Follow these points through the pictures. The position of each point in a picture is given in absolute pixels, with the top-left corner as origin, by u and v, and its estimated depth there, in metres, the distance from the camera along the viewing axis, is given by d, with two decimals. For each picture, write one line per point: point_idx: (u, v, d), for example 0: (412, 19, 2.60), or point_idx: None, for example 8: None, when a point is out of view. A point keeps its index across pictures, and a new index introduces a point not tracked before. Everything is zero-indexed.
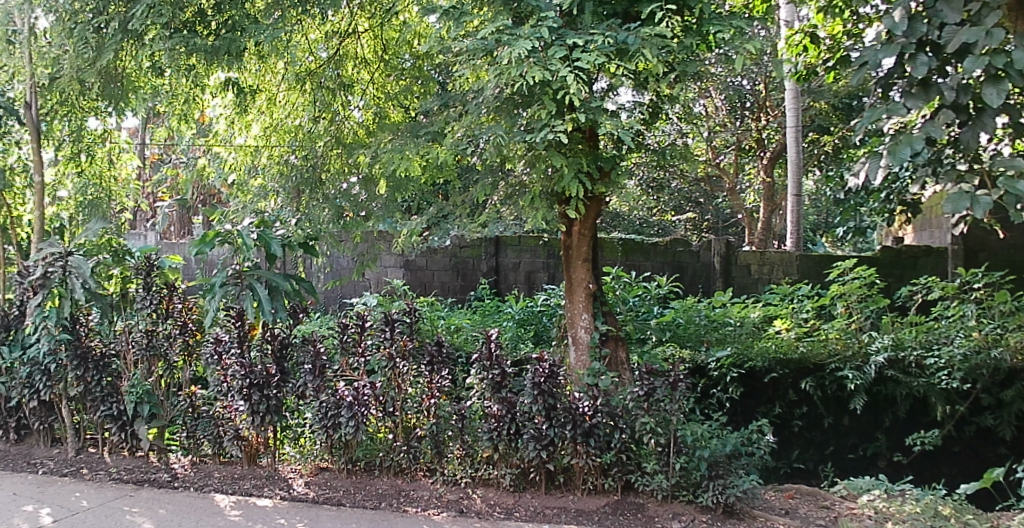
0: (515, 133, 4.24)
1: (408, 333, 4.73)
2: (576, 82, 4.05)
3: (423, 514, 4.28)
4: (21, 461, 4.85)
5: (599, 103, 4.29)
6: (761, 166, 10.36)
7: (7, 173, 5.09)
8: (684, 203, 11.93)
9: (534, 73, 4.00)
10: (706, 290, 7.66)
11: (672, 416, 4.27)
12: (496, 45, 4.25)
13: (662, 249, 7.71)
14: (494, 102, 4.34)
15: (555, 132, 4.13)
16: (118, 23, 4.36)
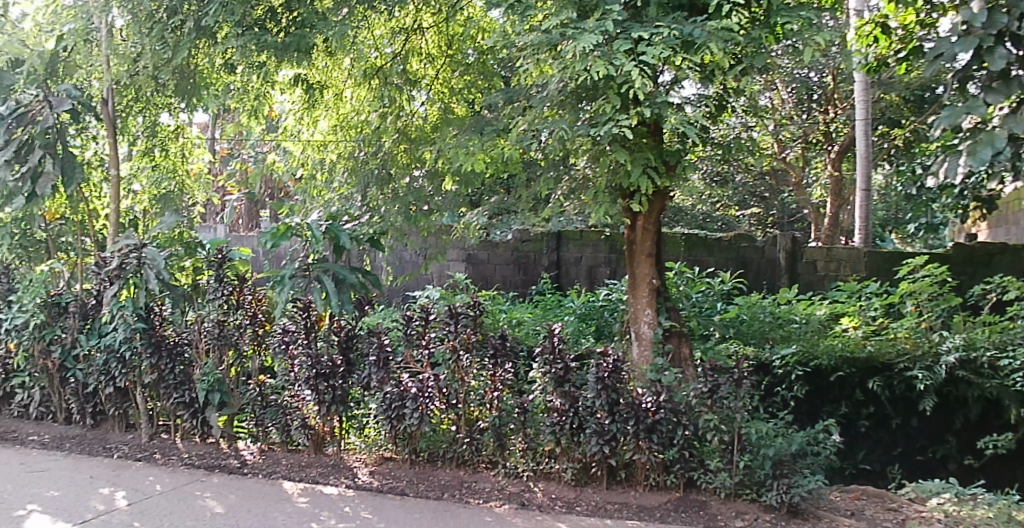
0: (579, 127, 4.23)
1: (472, 327, 4.75)
2: (641, 76, 4.01)
3: (485, 505, 4.32)
4: (98, 445, 5.02)
5: (665, 97, 4.28)
6: (828, 161, 10.04)
7: (84, 167, 5.21)
8: (748, 198, 11.43)
9: (598, 67, 3.97)
10: (771, 286, 7.59)
11: (736, 414, 4.27)
12: (561, 39, 4.23)
13: (726, 244, 7.68)
14: (558, 96, 4.33)
15: (619, 127, 4.11)
16: (193, 21, 4.52)
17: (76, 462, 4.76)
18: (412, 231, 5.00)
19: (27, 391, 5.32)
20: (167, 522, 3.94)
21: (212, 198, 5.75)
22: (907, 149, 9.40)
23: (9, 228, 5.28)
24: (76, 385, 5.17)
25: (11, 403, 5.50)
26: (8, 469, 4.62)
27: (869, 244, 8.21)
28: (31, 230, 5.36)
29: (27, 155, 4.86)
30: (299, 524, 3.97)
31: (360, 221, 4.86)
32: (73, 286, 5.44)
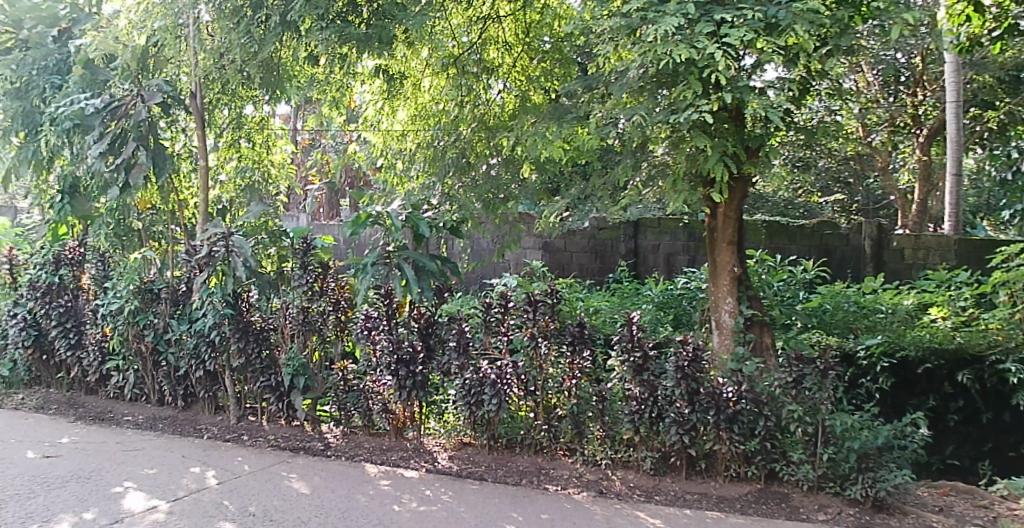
0: (658, 114, 4.16)
1: (550, 314, 4.75)
2: (724, 58, 3.90)
3: (564, 492, 4.34)
4: (189, 426, 5.22)
5: (747, 81, 4.17)
6: (916, 145, 9.62)
7: (175, 158, 5.41)
8: (833, 184, 10.91)
9: (682, 50, 3.88)
10: (855, 275, 7.45)
11: (821, 405, 4.15)
12: (641, 23, 4.17)
13: (808, 232, 7.54)
14: (638, 82, 4.27)
15: (700, 113, 4.01)
16: (278, 16, 4.60)
17: (168, 442, 4.97)
18: (487, 220, 5.06)
19: (122, 373, 5.54)
20: (256, 502, 4.10)
21: (295, 186, 5.84)
22: (1003, 133, 9.04)
23: (108, 218, 5.61)
24: (168, 368, 5.38)
25: (107, 384, 5.75)
26: (107, 448, 4.86)
27: (960, 231, 7.93)
28: (127, 219, 5.63)
29: (121, 147, 5.06)
30: (382, 505, 4.07)
31: (439, 209, 4.87)
32: (163, 273, 5.63)
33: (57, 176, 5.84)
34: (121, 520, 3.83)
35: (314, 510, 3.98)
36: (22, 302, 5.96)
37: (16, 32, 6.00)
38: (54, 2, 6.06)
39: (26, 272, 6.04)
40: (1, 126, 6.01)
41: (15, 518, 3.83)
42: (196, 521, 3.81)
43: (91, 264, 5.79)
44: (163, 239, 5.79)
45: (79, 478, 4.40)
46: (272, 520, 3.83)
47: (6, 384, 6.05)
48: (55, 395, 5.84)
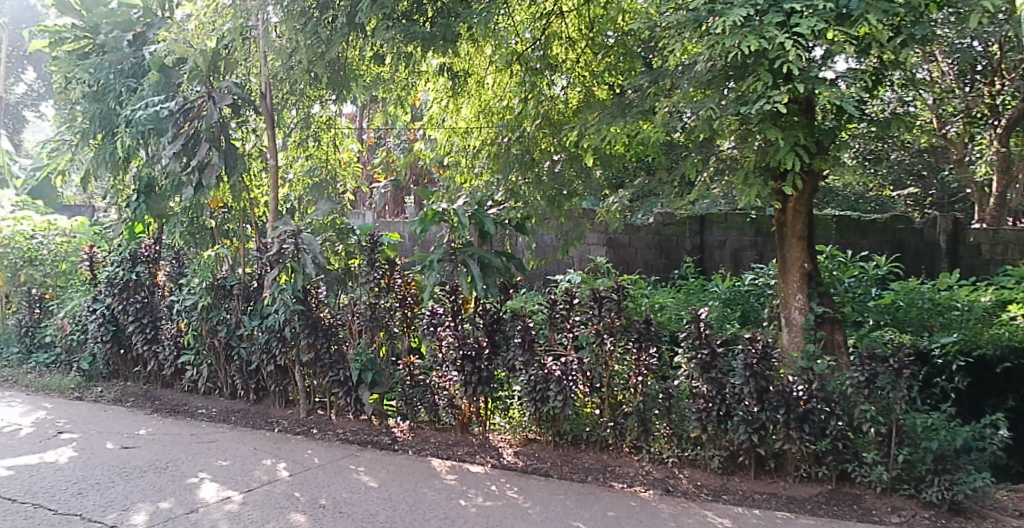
0: (728, 106, 4.07)
1: (616, 311, 4.71)
2: (795, 48, 3.80)
3: (631, 490, 4.32)
4: (260, 419, 5.34)
5: (818, 72, 4.04)
6: (994, 137, 8.99)
7: (245, 158, 5.54)
8: (904, 176, 10.41)
9: (751, 42, 3.80)
10: (929, 271, 7.33)
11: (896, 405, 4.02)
12: (709, 15, 4.09)
13: (882, 227, 7.36)
14: (707, 74, 4.20)
15: (772, 104, 3.87)
16: (345, 17, 4.65)
17: (241, 434, 5.10)
18: (551, 216, 5.09)
19: (196, 367, 5.71)
20: (325, 494, 4.17)
21: (362, 185, 5.91)
22: None
23: (182, 217, 5.70)
24: (241, 363, 5.51)
25: (182, 378, 5.92)
26: (181, 439, 5.01)
27: None
28: (200, 218, 5.72)
29: (194, 147, 5.25)
30: (448, 500, 4.10)
31: (504, 206, 4.97)
32: (235, 269, 5.75)
33: (132, 175, 5.96)
34: (197, 510, 3.94)
35: (382, 503, 4.04)
36: (100, 298, 6.19)
37: (95, 38, 6.27)
38: (129, 8, 6.22)
39: (105, 269, 6.27)
40: (81, 128, 6.26)
41: (96, 505, 3.98)
42: (268, 512, 3.90)
43: (167, 261, 6.04)
44: (234, 237, 5.89)
45: (156, 468, 4.54)
46: (340, 512, 3.89)
47: (87, 377, 6.31)
48: (132, 388, 6.04)
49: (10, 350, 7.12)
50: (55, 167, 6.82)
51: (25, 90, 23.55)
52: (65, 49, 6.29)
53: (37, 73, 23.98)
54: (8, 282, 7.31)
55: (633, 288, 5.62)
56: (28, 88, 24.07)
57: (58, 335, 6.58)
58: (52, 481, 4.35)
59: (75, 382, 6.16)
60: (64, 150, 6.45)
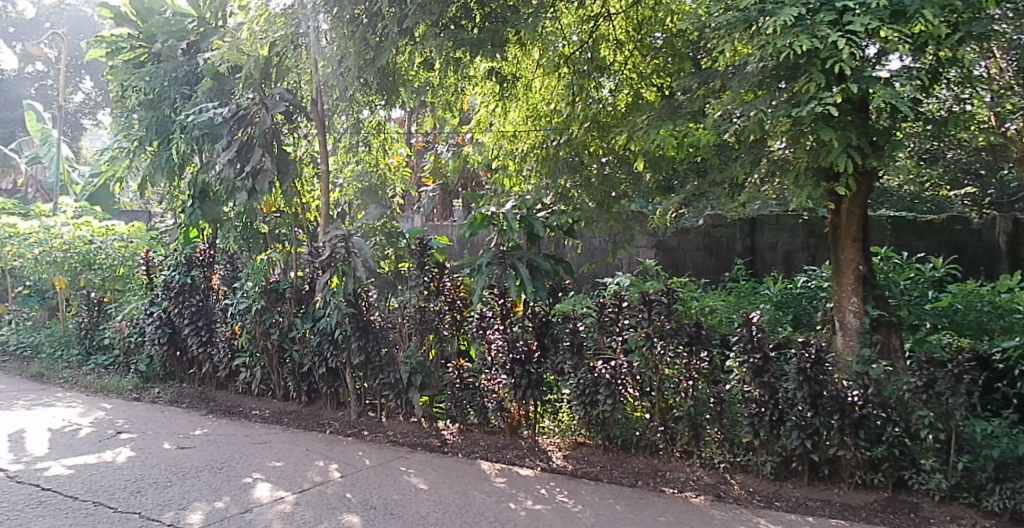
0: (781, 108, 4.01)
1: (666, 314, 4.68)
2: (848, 47, 3.68)
3: (681, 495, 4.28)
4: (312, 420, 5.42)
5: (872, 72, 3.95)
6: None
7: (298, 164, 5.65)
8: None
9: (803, 41, 3.71)
10: (988, 272, 7.22)
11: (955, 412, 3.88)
12: (759, 15, 4.02)
13: (938, 227, 7.35)
14: (758, 76, 4.13)
15: (823, 105, 3.81)
16: (395, 24, 4.71)
17: (293, 436, 5.17)
18: (600, 219, 5.12)
19: (250, 369, 5.81)
20: (377, 495, 4.21)
21: (410, 188, 5.91)
22: None
23: (236, 222, 5.97)
24: (293, 365, 5.60)
25: (236, 380, 6.05)
26: (235, 440, 5.11)
27: None
28: (253, 223, 5.80)
29: (248, 153, 5.36)
30: (498, 503, 4.11)
31: (553, 210, 5.01)
32: (287, 273, 5.83)
33: (187, 181, 6.25)
34: (251, 510, 4.00)
35: (432, 505, 4.06)
36: (157, 301, 6.35)
37: (150, 47, 6.41)
38: (183, 17, 6.37)
39: (162, 273, 6.43)
40: (137, 135, 6.42)
41: (154, 504, 4.06)
42: (321, 512, 3.95)
43: (221, 265, 6.14)
44: (286, 241, 6.00)
45: (212, 468, 4.63)
46: (391, 514, 3.92)
47: (144, 378, 6.49)
48: (188, 389, 6.18)
49: (71, 351, 7.36)
50: (113, 174, 7.02)
51: (82, 98, 24.30)
52: (122, 58, 6.46)
53: (94, 83, 24.80)
54: (69, 286, 7.56)
55: (682, 291, 5.57)
56: (84, 98, 24.88)
57: (116, 338, 6.78)
58: (112, 480, 4.46)
59: (134, 383, 6.33)
60: (122, 157, 6.67)
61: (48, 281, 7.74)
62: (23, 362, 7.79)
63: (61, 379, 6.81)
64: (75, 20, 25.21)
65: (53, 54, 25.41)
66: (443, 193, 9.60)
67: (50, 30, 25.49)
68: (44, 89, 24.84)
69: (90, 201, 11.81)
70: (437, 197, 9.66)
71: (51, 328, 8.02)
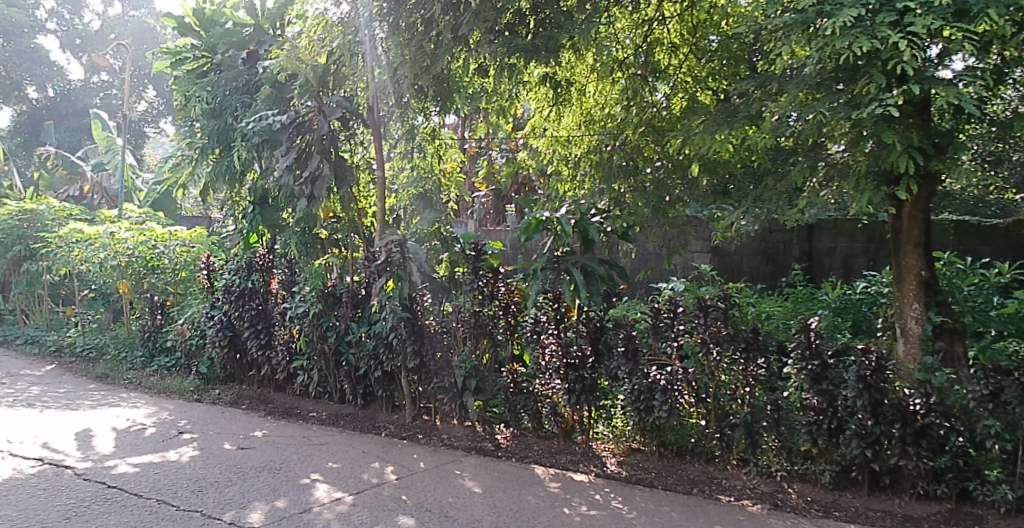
0: (840, 110, 3.87)
1: (722, 320, 4.63)
2: (911, 48, 3.53)
3: (738, 504, 4.23)
4: (368, 423, 5.52)
5: (934, 72, 3.72)
6: None
7: (355, 169, 5.81)
8: None
9: (863, 42, 3.60)
10: None
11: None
12: (817, 17, 3.92)
13: (1004, 232, 7.34)
14: (816, 78, 4.04)
15: (885, 107, 3.66)
16: (450, 31, 4.77)
17: (349, 438, 5.26)
18: (655, 223, 5.20)
19: (308, 372, 5.95)
20: (432, 498, 4.24)
21: (464, 193, 5.95)
22: None
23: (296, 228, 6.07)
24: (349, 369, 5.72)
25: (294, 383, 6.19)
26: (293, 441, 5.21)
27: None
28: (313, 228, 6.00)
29: (306, 160, 5.51)
30: (552, 508, 4.11)
31: (608, 214, 5.06)
32: (344, 277, 5.93)
33: (248, 188, 6.40)
34: (310, 510, 4.07)
35: (487, 509, 4.08)
36: (218, 305, 6.52)
37: (212, 57, 6.58)
38: (242, 27, 6.49)
39: (222, 277, 6.60)
40: (200, 143, 6.63)
41: (216, 503, 4.16)
42: (378, 513, 4.00)
43: (279, 269, 6.25)
44: (343, 246, 6.07)
45: (271, 469, 4.72)
46: (446, 517, 3.95)
47: (205, 380, 6.69)
48: (248, 392, 6.36)
49: (137, 353, 7.63)
50: (177, 180, 7.25)
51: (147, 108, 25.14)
52: (185, 68, 6.68)
53: (157, 92, 25.67)
54: (133, 289, 7.77)
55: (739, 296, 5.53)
56: (147, 107, 25.79)
57: (178, 340, 6.99)
58: (175, 478, 4.57)
59: (196, 385, 6.53)
60: (185, 164, 6.90)
61: (113, 285, 8.02)
62: (91, 363, 8.12)
63: (127, 379, 7.07)
64: (138, 31, 26.09)
65: (118, 64, 26.38)
66: (496, 199, 9.69)
67: (116, 41, 26.52)
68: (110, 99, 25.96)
69: (155, 207, 12.24)
70: (489, 202, 9.63)
71: (116, 330, 8.34)
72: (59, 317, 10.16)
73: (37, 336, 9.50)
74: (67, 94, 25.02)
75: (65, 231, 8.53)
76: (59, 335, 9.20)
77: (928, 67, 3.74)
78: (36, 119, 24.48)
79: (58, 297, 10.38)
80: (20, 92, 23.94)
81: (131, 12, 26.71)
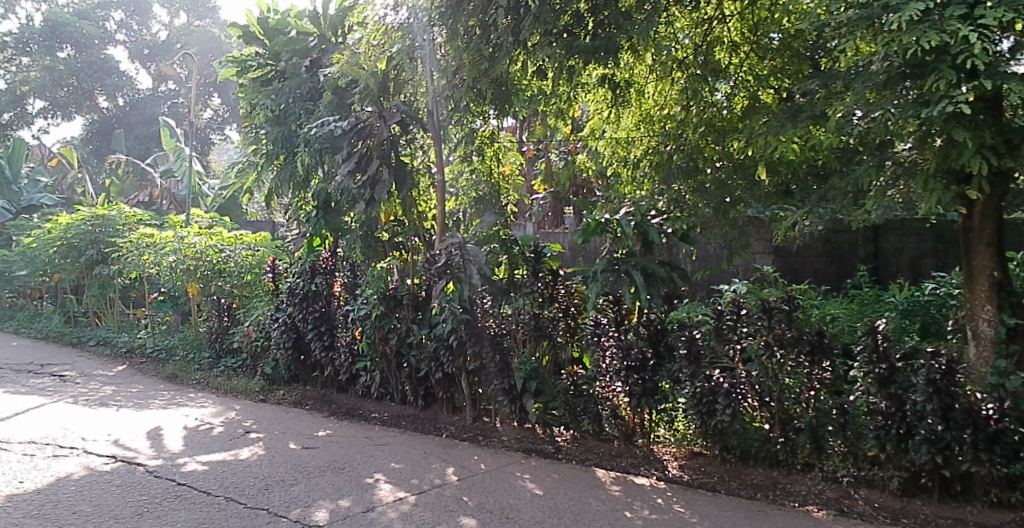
0: (908, 108, 3.64)
1: (787, 322, 4.48)
2: (981, 42, 3.30)
3: (803, 509, 4.08)
4: (430, 424, 5.63)
5: (1007, 67, 3.51)
6: None
7: (416, 173, 6.01)
8: None
9: (931, 37, 3.34)
10: None
11: None
12: (883, 12, 3.67)
13: None
14: (884, 75, 3.82)
15: (955, 104, 3.42)
16: (509, 34, 4.77)
17: (410, 439, 5.37)
18: (716, 224, 5.16)
19: (370, 373, 6.13)
20: (492, 500, 4.25)
21: (524, 196, 6.03)
22: None
23: (358, 232, 6.15)
24: (410, 370, 5.85)
25: (356, 384, 6.38)
26: (357, 441, 5.33)
27: None
28: (374, 232, 6.13)
29: (366, 164, 5.72)
30: (614, 511, 4.08)
31: (667, 216, 5.10)
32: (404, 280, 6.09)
33: (312, 193, 6.52)
34: (373, 509, 4.11)
35: (548, 511, 4.07)
36: (282, 307, 6.74)
37: (276, 65, 6.82)
38: (305, 35, 6.68)
39: (287, 280, 6.81)
40: (265, 149, 6.86)
41: (282, 502, 4.23)
42: (440, 513, 4.03)
43: (342, 272, 6.41)
44: (404, 249, 6.24)
45: (335, 468, 4.81)
46: (508, 518, 3.96)
47: (271, 380, 6.92)
48: (311, 392, 6.57)
49: (205, 354, 7.94)
50: (243, 185, 7.57)
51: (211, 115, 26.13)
52: (250, 76, 6.92)
53: (222, 99, 26.43)
54: (201, 292, 8.10)
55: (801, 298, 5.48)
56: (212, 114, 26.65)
57: (244, 342, 7.24)
58: (242, 477, 4.69)
59: (261, 385, 6.79)
60: (248, 170, 7.24)
61: (182, 287, 8.29)
62: (161, 363, 8.45)
63: (196, 379, 7.36)
64: (204, 40, 26.62)
65: (186, 74, 27.31)
66: (555, 201, 9.87)
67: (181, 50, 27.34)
68: (177, 107, 26.97)
69: (220, 211, 12.67)
70: (547, 204, 9.84)
71: (184, 332, 8.68)
72: (129, 319, 10.57)
73: (109, 338, 9.91)
74: (137, 104, 26.41)
75: (135, 236, 8.79)
76: (129, 336, 9.60)
77: (1001, 61, 3.55)
78: (106, 127, 26.00)
79: (128, 300, 10.79)
80: (90, 101, 25.77)
81: (196, 21, 27.32)
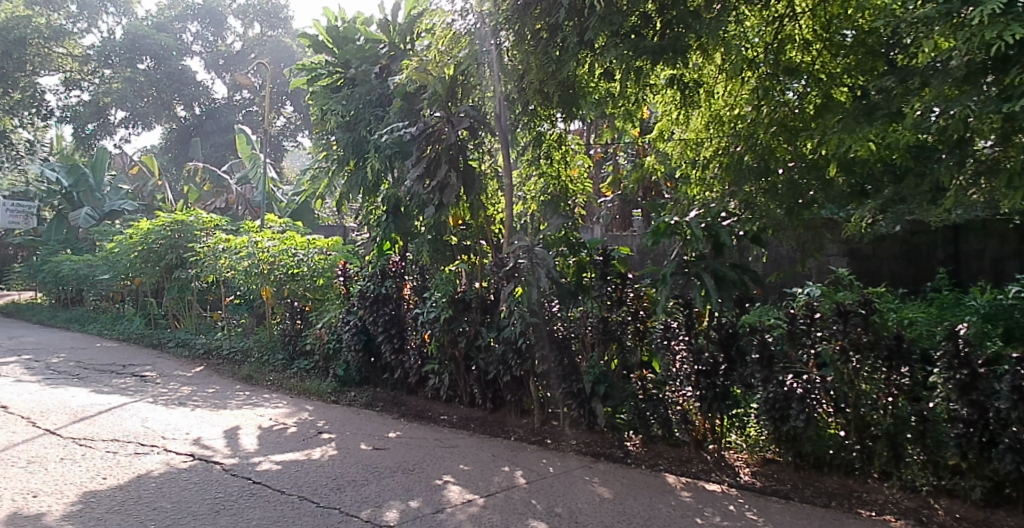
0: (992, 103, 3.44)
1: (864, 326, 4.28)
2: None
3: (880, 519, 3.90)
4: (499, 426, 5.72)
5: None
6: None
7: (484, 177, 6.11)
8: None
9: (1016, 29, 3.14)
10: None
11: None
12: (963, 7, 3.50)
13: None
14: (964, 69, 3.56)
15: None
16: (576, 35, 4.82)
17: (479, 441, 5.43)
18: (788, 227, 5.16)
19: (438, 376, 6.25)
20: (560, 503, 4.23)
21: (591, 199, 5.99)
22: None
23: (428, 235, 6.37)
24: (479, 373, 5.94)
25: (425, 386, 6.51)
26: (426, 443, 5.42)
27: None
28: (444, 236, 6.27)
29: (434, 170, 5.90)
30: (684, 517, 4.00)
31: (739, 218, 5.08)
32: (472, 283, 6.20)
33: (382, 198, 6.59)
34: (443, 510, 4.15)
35: (616, 515, 4.02)
36: (354, 309, 6.90)
37: (346, 72, 7.06)
38: (375, 43, 6.88)
39: (358, 284, 6.99)
40: (337, 156, 7.08)
41: (353, 502, 4.30)
42: (508, 517, 4.03)
43: (413, 275, 6.61)
44: (473, 252, 6.35)
45: (404, 469, 4.88)
46: (576, 522, 3.94)
47: (343, 382, 7.11)
48: (383, 394, 6.75)
49: (279, 355, 8.21)
50: (315, 191, 7.80)
51: (285, 122, 27.31)
52: (321, 84, 7.17)
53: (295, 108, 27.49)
54: (274, 295, 8.35)
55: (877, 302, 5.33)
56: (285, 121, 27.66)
57: (317, 344, 7.46)
58: (315, 476, 4.79)
59: (334, 386, 6.98)
60: (320, 177, 7.53)
61: (256, 291, 8.60)
62: (238, 364, 8.76)
63: (271, 380, 7.61)
64: (278, 49, 27.61)
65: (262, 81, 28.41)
66: (622, 204, 9.92)
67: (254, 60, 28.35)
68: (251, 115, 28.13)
69: (295, 217, 13.12)
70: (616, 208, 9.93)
71: (259, 334, 8.99)
72: (206, 322, 10.98)
73: (187, 338, 10.31)
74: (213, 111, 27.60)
75: (212, 241, 9.16)
76: (206, 338, 10.00)
77: None
78: (185, 134, 27.56)
79: (205, 302, 11.22)
80: (168, 109, 26.79)
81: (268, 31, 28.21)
